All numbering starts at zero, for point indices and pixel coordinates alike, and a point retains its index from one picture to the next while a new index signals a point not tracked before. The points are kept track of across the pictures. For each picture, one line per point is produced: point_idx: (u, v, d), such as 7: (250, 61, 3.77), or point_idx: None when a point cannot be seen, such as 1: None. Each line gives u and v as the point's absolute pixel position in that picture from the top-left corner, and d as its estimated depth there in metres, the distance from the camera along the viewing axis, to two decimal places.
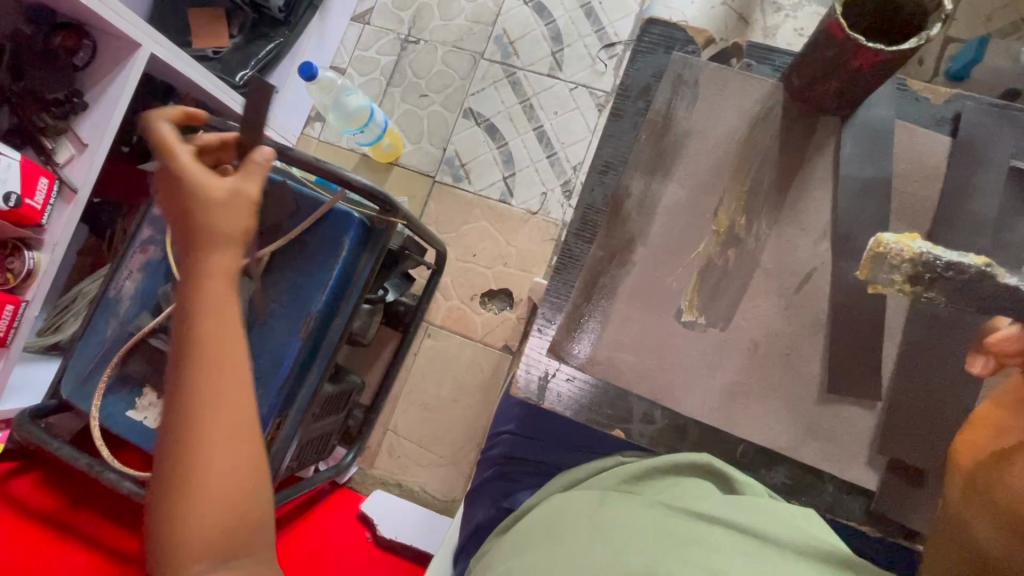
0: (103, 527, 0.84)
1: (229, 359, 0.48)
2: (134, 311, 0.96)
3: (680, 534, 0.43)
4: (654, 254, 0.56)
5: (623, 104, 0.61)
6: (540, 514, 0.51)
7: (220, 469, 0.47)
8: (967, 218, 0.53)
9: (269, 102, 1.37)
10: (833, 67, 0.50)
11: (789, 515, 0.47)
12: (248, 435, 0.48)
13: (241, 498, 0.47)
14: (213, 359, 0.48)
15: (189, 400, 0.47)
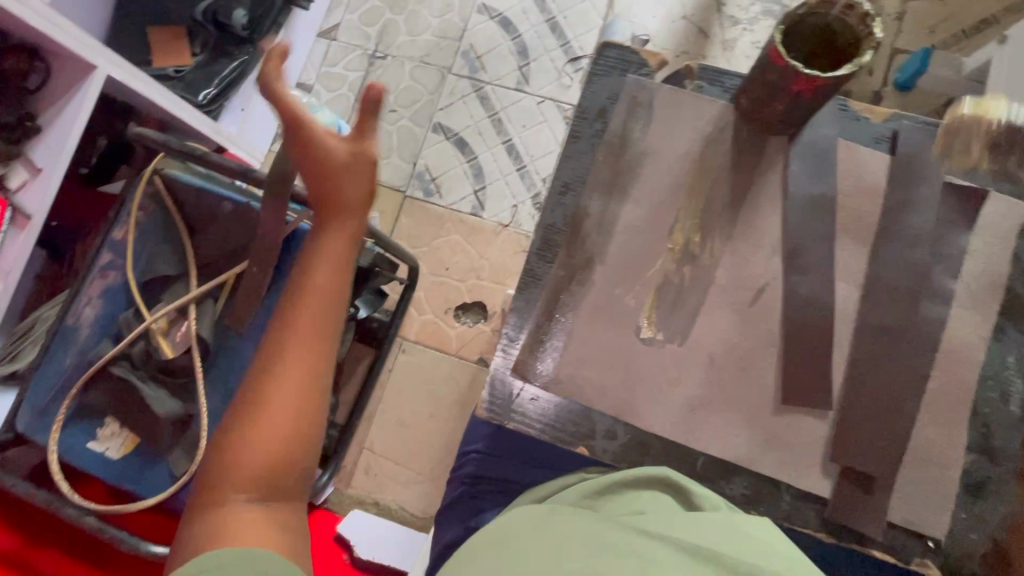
0: (64, 566, 0.81)
1: (319, 331, 0.47)
2: (96, 338, 0.94)
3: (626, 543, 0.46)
4: (614, 273, 0.58)
5: (581, 125, 0.62)
6: (497, 526, 0.52)
7: (276, 441, 0.44)
8: (907, 232, 0.55)
9: (235, 119, 1.34)
10: (776, 90, 0.52)
11: (741, 525, 0.49)
12: (313, 410, 0.46)
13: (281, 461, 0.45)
14: (307, 329, 0.47)
15: (275, 363, 0.46)
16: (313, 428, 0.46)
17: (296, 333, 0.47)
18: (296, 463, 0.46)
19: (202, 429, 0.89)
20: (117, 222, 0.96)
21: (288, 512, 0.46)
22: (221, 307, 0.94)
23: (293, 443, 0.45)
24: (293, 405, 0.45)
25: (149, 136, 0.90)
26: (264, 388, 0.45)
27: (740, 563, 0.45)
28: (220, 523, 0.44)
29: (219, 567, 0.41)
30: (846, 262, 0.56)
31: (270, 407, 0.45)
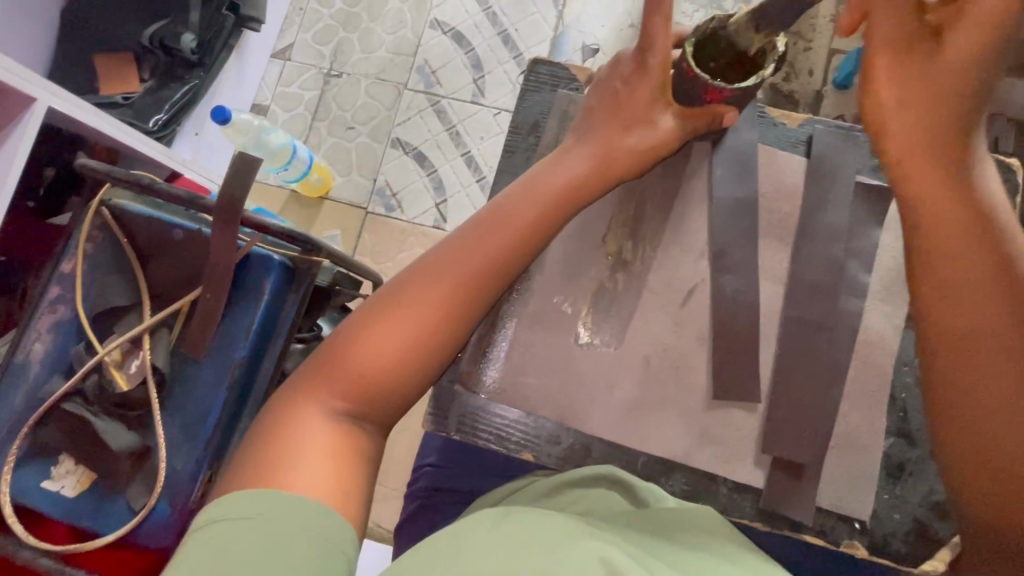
0: None
1: (443, 279, 0.48)
2: (47, 375, 0.92)
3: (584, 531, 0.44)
4: (550, 283, 0.60)
5: (514, 141, 0.65)
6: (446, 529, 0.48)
7: (372, 375, 0.46)
8: (823, 229, 0.58)
9: (190, 145, 1.34)
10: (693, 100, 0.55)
11: (684, 529, 0.49)
12: (408, 358, 0.47)
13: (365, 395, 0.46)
14: (434, 273, 0.48)
15: (380, 307, 0.48)
16: (417, 374, 0.47)
17: (419, 276, 0.48)
18: (388, 405, 0.48)
19: (160, 459, 0.87)
20: (64, 254, 0.95)
21: (350, 453, 0.45)
22: (176, 335, 0.93)
23: (390, 385, 0.47)
24: (395, 349, 0.47)
25: (96, 168, 0.90)
26: (368, 321, 0.47)
27: (690, 551, 0.45)
28: (275, 466, 0.42)
29: (260, 520, 0.39)
30: (769, 261, 0.59)
31: (368, 345, 0.46)
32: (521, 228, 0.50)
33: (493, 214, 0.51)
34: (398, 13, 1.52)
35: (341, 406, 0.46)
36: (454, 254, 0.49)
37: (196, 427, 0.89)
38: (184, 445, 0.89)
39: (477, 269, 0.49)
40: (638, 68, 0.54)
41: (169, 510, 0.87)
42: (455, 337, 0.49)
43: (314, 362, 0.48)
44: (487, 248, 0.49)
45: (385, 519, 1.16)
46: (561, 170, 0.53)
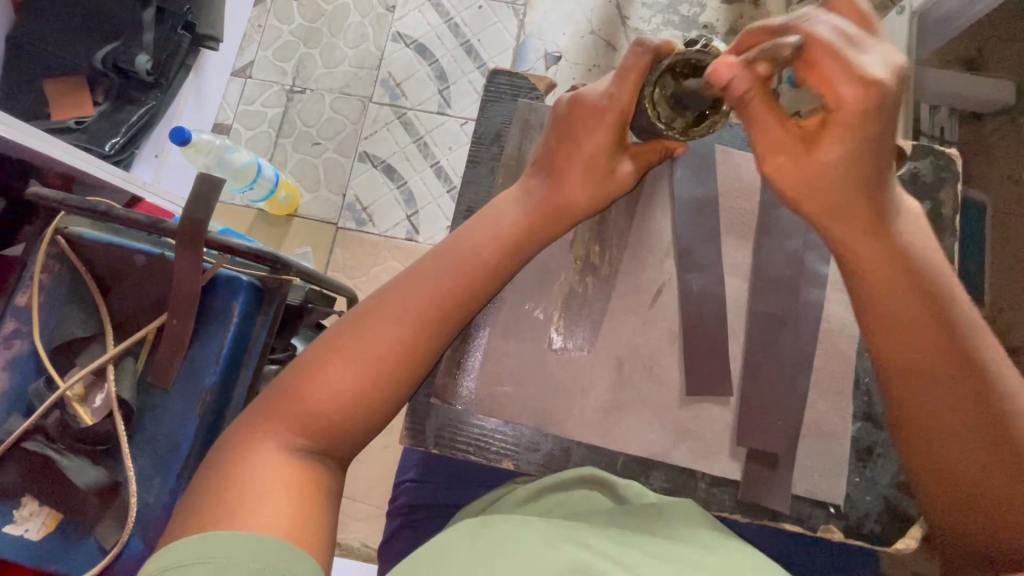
0: None
1: (400, 320, 0.49)
2: (5, 413, 0.88)
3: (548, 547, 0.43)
4: (521, 290, 0.60)
5: (479, 152, 0.65)
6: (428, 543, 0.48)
7: (327, 414, 0.48)
8: (782, 224, 0.60)
9: (149, 167, 1.30)
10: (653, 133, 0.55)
11: (664, 522, 0.49)
12: (364, 398, 0.48)
13: (323, 433, 0.48)
14: (394, 311, 0.49)
15: (339, 345, 0.49)
16: (378, 406, 0.49)
17: (375, 315, 0.49)
18: (346, 441, 0.49)
19: (130, 493, 0.84)
20: (20, 287, 0.92)
21: (313, 487, 0.46)
22: (142, 364, 0.90)
23: (349, 421, 0.48)
24: (353, 388, 0.48)
25: (48, 196, 0.87)
26: (317, 364, 0.48)
27: (673, 545, 0.46)
28: (229, 506, 0.42)
29: (212, 563, 0.39)
30: (733, 258, 0.60)
31: (326, 384, 0.48)
32: (475, 265, 0.52)
33: (449, 250, 0.53)
34: (359, 27, 1.51)
35: (299, 443, 0.47)
36: (410, 290, 0.50)
37: (167, 458, 0.86)
38: (156, 477, 0.86)
39: (433, 308, 0.50)
40: (596, 109, 0.53)
41: (142, 546, 0.84)
42: (414, 375, 0.50)
43: (271, 398, 0.48)
44: (442, 286, 0.51)
45: (370, 538, 1.14)
46: (513, 204, 0.55)
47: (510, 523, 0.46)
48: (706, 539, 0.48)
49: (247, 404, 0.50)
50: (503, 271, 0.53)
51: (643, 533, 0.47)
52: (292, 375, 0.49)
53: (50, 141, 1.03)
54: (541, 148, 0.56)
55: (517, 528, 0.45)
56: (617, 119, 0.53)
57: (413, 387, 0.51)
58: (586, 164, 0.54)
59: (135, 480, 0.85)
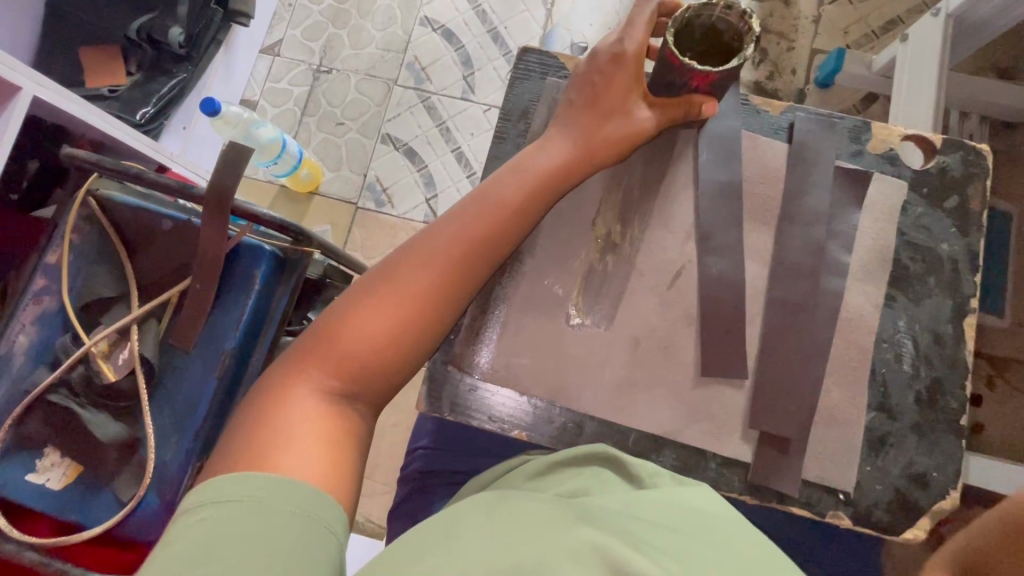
0: None
1: (429, 263, 0.51)
2: (31, 367, 0.90)
3: (570, 530, 0.43)
4: (541, 263, 0.60)
5: (506, 127, 0.65)
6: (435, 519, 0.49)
7: (361, 354, 0.49)
8: (806, 211, 0.60)
9: (178, 139, 1.32)
10: (677, 87, 0.57)
11: (675, 506, 0.49)
12: (394, 339, 0.49)
13: (356, 375, 0.49)
14: (423, 255, 0.51)
15: (371, 290, 0.50)
16: (408, 350, 0.50)
17: (407, 258, 0.51)
18: (377, 387, 0.50)
19: (148, 450, 0.87)
20: (50, 246, 0.94)
21: (343, 429, 0.47)
22: (164, 325, 0.93)
23: (384, 366, 0.49)
24: (386, 332, 0.49)
25: (82, 157, 0.89)
26: (351, 307, 0.49)
27: (684, 529, 0.46)
28: (262, 450, 0.44)
29: (248, 501, 0.40)
30: (756, 244, 0.60)
31: (360, 326, 0.49)
32: (499, 213, 0.53)
33: (478, 198, 0.53)
34: (388, 10, 1.52)
35: (331, 383, 0.48)
36: (441, 235, 0.52)
37: (186, 417, 0.89)
38: (174, 436, 0.89)
39: (461, 255, 0.51)
40: (612, 55, 0.56)
41: (158, 500, 0.86)
42: (444, 321, 0.51)
43: (304, 342, 0.50)
44: (472, 235, 0.52)
45: (375, 513, 1.17)
46: (554, 155, 0.55)
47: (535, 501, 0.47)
48: (720, 529, 0.47)
49: (282, 349, 0.51)
50: (531, 219, 0.54)
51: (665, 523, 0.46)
52: (327, 319, 0.50)
53: (79, 102, 1.05)
54: (564, 102, 0.59)
55: (542, 507, 0.46)
56: (634, 62, 0.55)
57: (442, 334, 0.52)
58: (606, 113, 0.56)
59: (154, 435, 0.87)
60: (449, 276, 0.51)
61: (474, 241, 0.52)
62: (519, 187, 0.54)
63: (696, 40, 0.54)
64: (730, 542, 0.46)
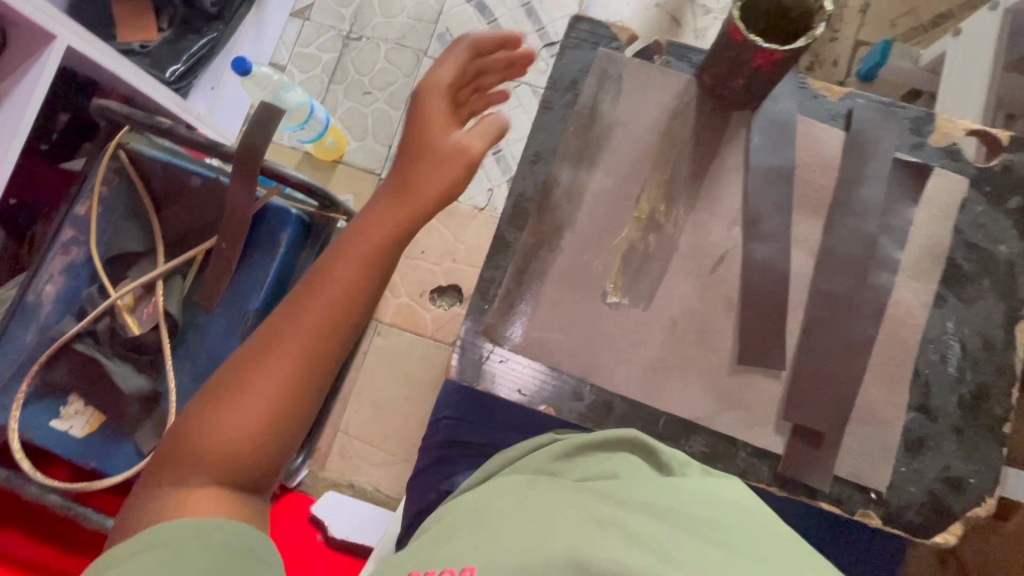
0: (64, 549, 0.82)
1: (317, 305, 0.47)
2: (58, 316, 0.91)
3: (587, 529, 0.42)
4: (581, 239, 0.59)
5: (553, 97, 0.63)
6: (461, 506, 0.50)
7: (259, 410, 0.45)
8: (856, 203, 0.58)
9: (205, 100, 1.30)
10: (736, 64, 0.55)
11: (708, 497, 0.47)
12: (288, 386, 0.46)
13: (254, 430, 0.45)
14: (309, 301, 0.48)
15: (260, 347, 0.47)
16: (307, 394, 0.47)
17: (292, 305, 0.48)
18: (289, 423, 0.46)
19: (170, 406, 0.88)
20: (79, 196, 0.93)
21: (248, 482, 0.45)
22: (189, 283, 0.93)
23: (290, 401, 0.46)
24: (286, 367, 0.46)
25: (115, 109, 0.87)
26: (241, 369, 0.46)
27: (717, 522, 0.44)
28: (174, 505, 0.44)
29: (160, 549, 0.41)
30: (802, 232, 0.59)
31: (254, 383, 0.45)
32: (390, 246, 0.50)
33: (368, 232, 0.50)
34: None
35: (229, 445, 0.45)
36: (326, 278, 0.49)
37: (207, 375, 0.90)
38: (195, 392, 0.89)
39: (350, 294, 0.48)
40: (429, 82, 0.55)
41: None
42: (342, 344, 0.48)
43: (197, 403, 0.47)
44: (347, 264, 0.49)
45: (384, 484, 1.18)
46: (445, 176, 0.53)
47: (562, 492, 0.47)
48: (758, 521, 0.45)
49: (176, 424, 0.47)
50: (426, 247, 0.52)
51: (696, 519, 0.44)
52: (215, 386, 0.47)
53: (121, 60, 1.03)
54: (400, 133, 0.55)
55: (568, 499, 0.46)
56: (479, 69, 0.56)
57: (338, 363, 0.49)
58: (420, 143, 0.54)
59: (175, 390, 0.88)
60: (343, 316, 0.48)
61: (367, 278, 0.49)
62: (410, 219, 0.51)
63: (761, 14, 0.52)
64: (767, 543, 0.43)
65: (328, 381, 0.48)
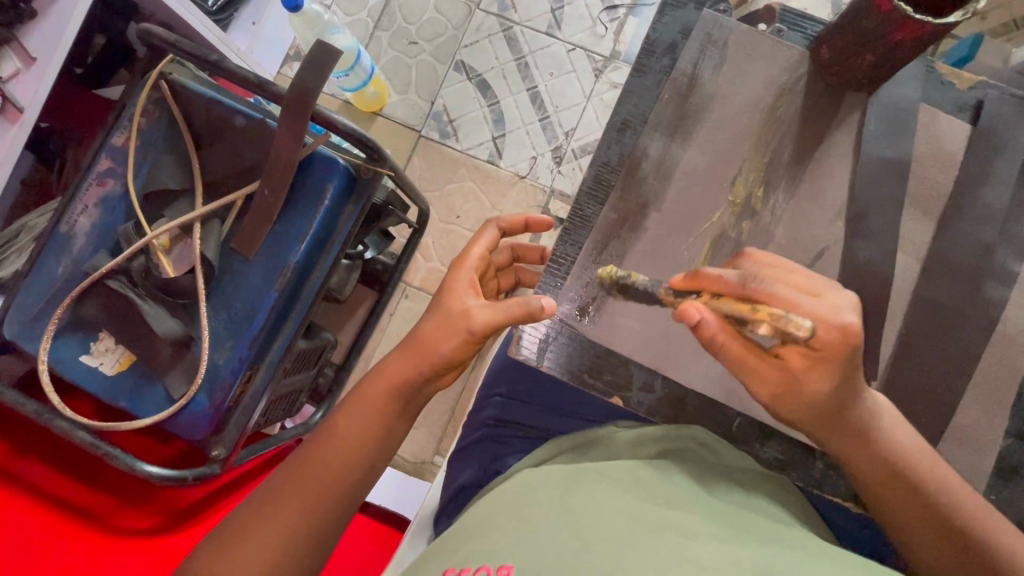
0: (81, 491, 0.79)
1: (367, 404, 0.55)
2: (91, 250, 0.87)
3: (654, 537, 0.37)
4: (667, 220, 0.55)
5: (647, 60, 0.57)
6: (504, 493, 0.46)
7: (322, 476, 0.52)
8: (977, 206, 0.53)
9: (245, 35, 1.22)
10: (872, 38, 0.48)
11: (760, 510, 0.46)
12: (343, 455, 0.53)
13: (309, 495, 0.51)
14: (364, 392, 0.56)
15: (331, 420, 0.56)
16: (356, 466, 0.54)
17: (354, 392, 0.57)
18: (323, 526, 0.51)
19: (202, 352, 0.85)
20: (116, 126, 0.89)
21: (290, 544, 0.50)
22: (227, 229, 0.88)
23: (332, 506, 0.52)
24: (332, 477, 0.52)
25: (159, 35, 0.80)
26: (317, 438, 0.55)
27: (777, 530, 0.42)
28: (228, 544, 0.49)
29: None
30: (912, 234, 0.54)
31: (323, 450, 0.53)
32: (421, 351, 0.55)
33: (407, 346, 0.56)
34: None
35: (287, 509, 0.50)
36: (375, 382, 0.56)
37: (243, 325, 0.87)
38: (228, 340, 0.87)
39: (392, 403, 0.55)
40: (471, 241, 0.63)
41: (209, 403, 0.86)
42: (374, 458, 0.55)
43: (242, 517, 0.51)
44: (384, 383, 0.55)
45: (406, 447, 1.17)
46: (486, 310, 0.54)
47: (610, 491, 0.43)
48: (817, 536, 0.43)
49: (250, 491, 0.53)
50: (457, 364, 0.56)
51: (755, 521, 0.43)
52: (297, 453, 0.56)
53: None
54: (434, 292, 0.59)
55: (618, 500, 0.42)
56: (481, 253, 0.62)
57: (370, 483, 0.56)
58: (457, 289, 0.57)
59: (209, 338, 0.86)
60: (389, 403, 0.55)
61: (401, 376, 0.55)
62: (446, 319, 0.55)
63: None
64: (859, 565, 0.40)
65: (353, 501, 0.54)
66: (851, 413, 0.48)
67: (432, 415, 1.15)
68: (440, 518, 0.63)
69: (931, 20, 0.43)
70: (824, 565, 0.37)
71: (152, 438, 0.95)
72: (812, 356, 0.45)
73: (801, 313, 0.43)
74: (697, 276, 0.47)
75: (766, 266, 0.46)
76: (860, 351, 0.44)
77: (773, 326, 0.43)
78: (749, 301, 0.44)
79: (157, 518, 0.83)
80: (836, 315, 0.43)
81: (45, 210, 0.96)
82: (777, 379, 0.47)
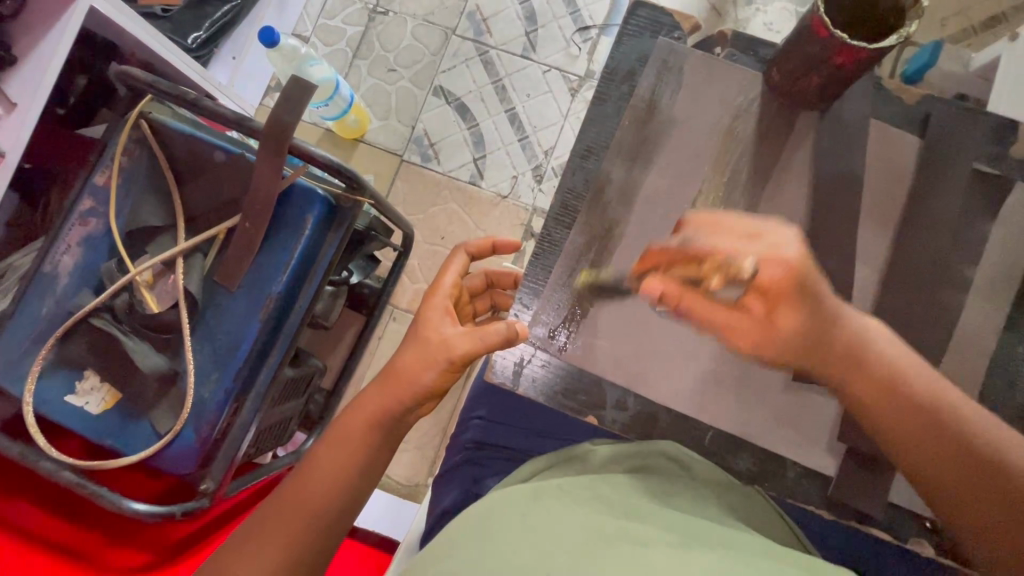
0: (68, 531, 0.78)
1: (348, 435, 0.56)
2: (75, 289, 0.88)
3: (611, 550, 0.38)
4: (634, 242, 0.57)
5: (607, 88, 0.59)
6: (474, 513, 0.47)
7: (305, 509, 0.53)
8: (930, 216, 0.55)
9: (226, 69, 1.24)
10: (816, 63, 0.50)
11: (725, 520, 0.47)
12: (326, 488, 0.54)
13: (294, 527, 0.51)
14: (343, 425, 0.57)
15: (313, 453, 0.56)
16: (341, 497, 0.54)
17: (334, 424, 0.58)
18: (311, 556, 0.52)
19: (188, 385, 0.86)
20: (98, 166, 0.90)
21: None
22: (210, 262, 0.89)
23: (317, 538, 0.52)
24: (317, 509, 0.53)
25: (137, 76, 0.81)
26: (300, 471, 0.56)
27: (738, 537, 0.43)
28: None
29: None
30: (869, 246, 0.56)
31: (306, 485, 0.54)
32: (399, 379, 0.56)
33: (386, 377, 0.57)
34: None
35: (271, 543, 0.50)
36: (356, 414, 0.57)
37: (226, 357, 0.87)
38: (213, 373, 0.87)
39: (372, 433, 0.56)
40: (439, 271, 0.65)
41: (195, 436, 0.86)
42: (357, 487, 0.55)
43: (227, 553, 0.51)
44: (364, 414, 0.56)
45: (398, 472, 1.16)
46: (465, 337, 0.56)
47: (572, 507, 0.44)
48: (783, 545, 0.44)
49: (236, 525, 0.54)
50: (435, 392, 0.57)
51: (717, 529, 0.44)
52: (280, 487, 0.56)
53: (162, 37, 0.98)
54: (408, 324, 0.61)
55: (579, 515, 0.43)
56: (451, 284, 0.63)
57: (354, 512, 0.56)
58: (431, 321, 0.59)
59: (193, 371, 0.86)
60: (369, 434, 0.56)
61: (380, 407, 0.56)
62: (424, 350, 0.57)
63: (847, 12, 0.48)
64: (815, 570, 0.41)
65: (338, 532, 0.54)
66: (830, 341, 0.49)
67: (423, 437, 1.15)
68: (425, 544, 0.63)
69: (866, 45, 0.45)
70: (778, 567, 0.39)
71: (140, 473, 0.95)
72: (763, 294, 0.49)
73: (740, 255, 0.47)
74: (647, 255, 0.51)
75: (707, 225, 0.48)
76: (810, 282, 0.48)
77: (721, 275, 0.47)
78: (694, 261, 0.48)
79: (146, 555, 0.83)
80: (777, 251, 0.47)
81: (31, 249, 0.98)
82: (749, 330, 0.50)
